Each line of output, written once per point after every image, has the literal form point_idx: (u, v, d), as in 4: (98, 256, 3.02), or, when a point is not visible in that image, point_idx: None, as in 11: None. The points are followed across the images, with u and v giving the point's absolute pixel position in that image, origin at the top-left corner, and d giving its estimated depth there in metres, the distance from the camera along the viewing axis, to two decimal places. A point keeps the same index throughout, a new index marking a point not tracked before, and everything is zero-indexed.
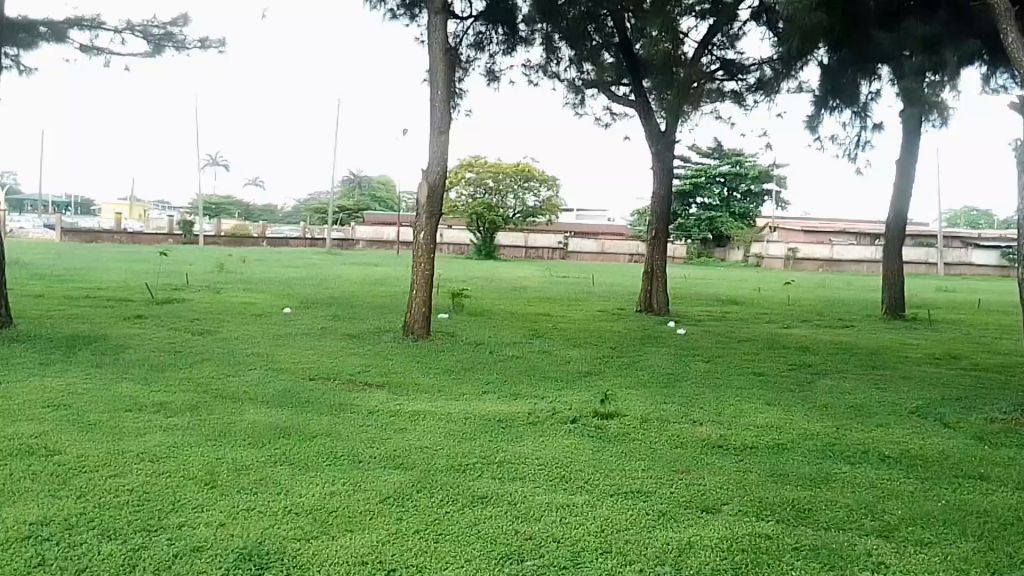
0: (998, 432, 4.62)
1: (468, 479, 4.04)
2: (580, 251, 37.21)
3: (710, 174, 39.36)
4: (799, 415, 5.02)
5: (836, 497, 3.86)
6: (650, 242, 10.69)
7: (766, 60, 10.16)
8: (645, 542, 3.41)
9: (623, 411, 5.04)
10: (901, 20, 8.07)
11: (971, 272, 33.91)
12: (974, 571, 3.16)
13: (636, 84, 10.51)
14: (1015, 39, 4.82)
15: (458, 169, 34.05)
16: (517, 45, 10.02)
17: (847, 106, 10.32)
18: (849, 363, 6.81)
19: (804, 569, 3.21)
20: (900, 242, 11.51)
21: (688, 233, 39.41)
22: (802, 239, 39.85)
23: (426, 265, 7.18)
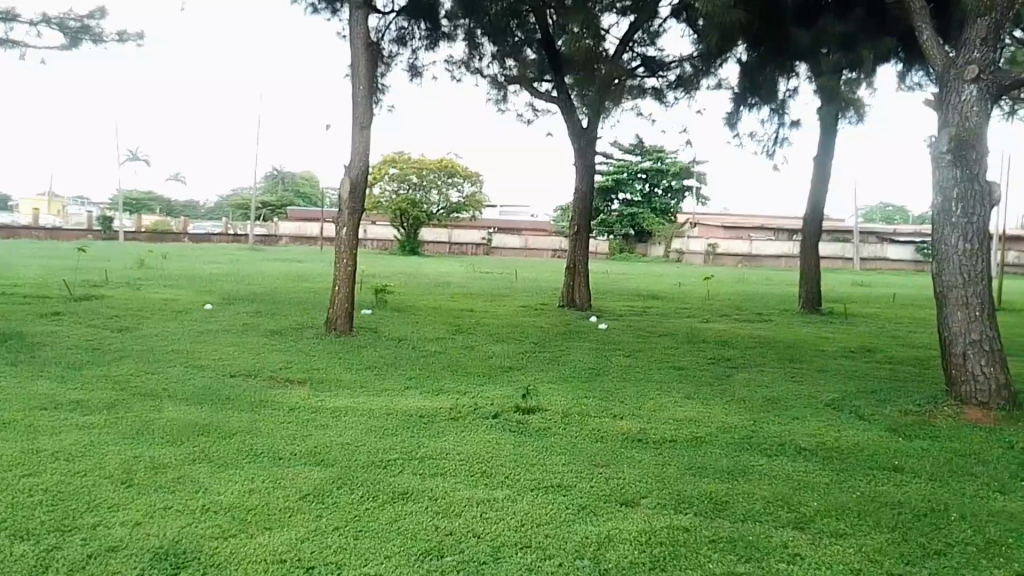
0: (910, 424, 4.71)
1: (389, 475, 4.02)
2: (504, 247, 37.42)
3: (631, 171, 39.57)
4: (718, 408, 5.09)
5: (752, 489, 3.88)
6: (572, 238, 10.74)
7: (685, 57, 10.27)
8: (565, 536, 3.42)
9: (544, 406, 5.06)
10: (818, 18, 8.58)
11: (887, 268, 34.57)
12: (886, 562, 3.19)
13: (558, 80, 10.48)
14: (929, 35, 5.01)
15: (380, 165, 33.30)
16: (440, 40, 10.05)
17: (766, 103, 10.52)
18: (765, 356, 6.93)
19: (720, 561, 3.24)
20: (817, 235, 11.52)
21: (611, 229, 39.58)
22: (722, 235, 40.27)
23: (348, 260, 7.15)
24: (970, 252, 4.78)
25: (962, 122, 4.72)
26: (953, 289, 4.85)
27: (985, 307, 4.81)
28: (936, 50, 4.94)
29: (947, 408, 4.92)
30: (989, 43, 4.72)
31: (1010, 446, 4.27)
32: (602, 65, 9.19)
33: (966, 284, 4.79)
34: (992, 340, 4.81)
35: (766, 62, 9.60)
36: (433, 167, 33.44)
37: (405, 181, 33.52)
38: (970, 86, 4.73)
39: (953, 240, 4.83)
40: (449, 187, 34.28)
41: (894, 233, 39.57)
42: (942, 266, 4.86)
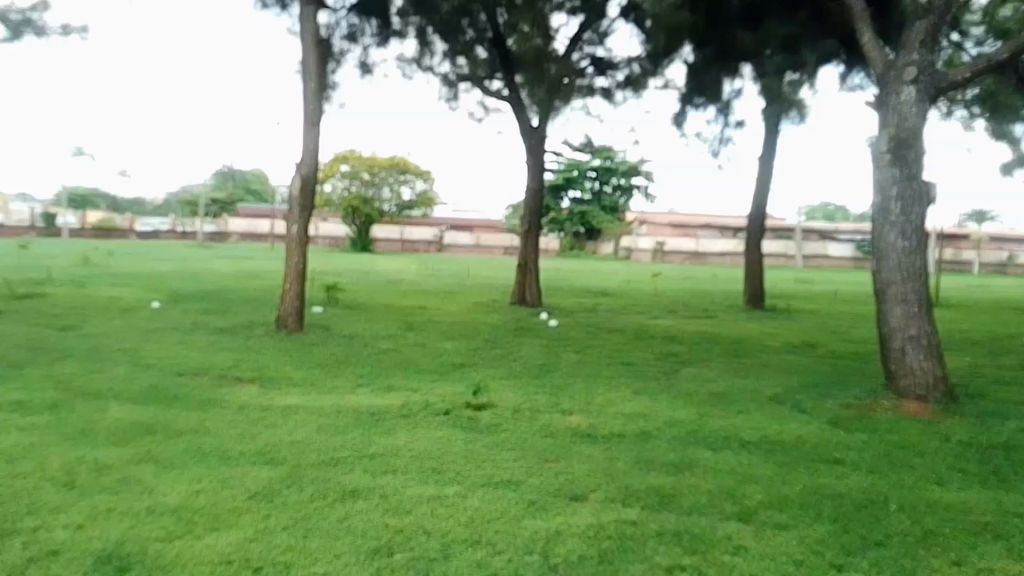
0: (851, 417, 4.83)
1: (339, 474, 4.00)
2: (454, 245, 36.31)
3: (582, 169, 39.53)
4: (666, 403, 5.18)
5: (698, 482, 3.93)
6: (524, 235, 10.74)
7: (633, 58, 10.44)
8: (514, 531, 3.44)
9: (495, 402, 5.09)
10: (763, 19, 8.84)
11: (828, 264, 35.37)
12: (826, 552, 3.26)
13: (509, 79, 10.71)
14: (869, 38, 5.16)
15: (332, 162, 33.79)
16: (390, 37, 9.76)
17: (711, 103, 10.61)
18: (712, 351, 7.06)
19: (666, 553, 3.28)
20: (760, 233, 11.68)
21: (562, 226, 39.38)
22: (669, 233, 40.52)
23: (298, 256, 7.11)
24: (908, 249, 4.94)
25: (900, 122, 4.88)
26: (892, 285, 5.00)
27: (925, 305, 4.97)
28: (876, 52, 5.10)
29: (887, 402, 5.05)
30: (926, 46, 4.90)
31: (945, 438, 4.41)
32: (551, 63, 9.66)
33: (905, 281, 4.96)
34: (930, 335, 4.98)
35: (710, 62, 9.71)
36: (384, 165, 34.64)
37: (356, 177, 34.34)
38: (908, 87, 4.89)
39: (892, 238, 4.97)
40: (401, 184, 35.37)
41: (836, 228, 39.55)
42: (882, 263, 5.01)
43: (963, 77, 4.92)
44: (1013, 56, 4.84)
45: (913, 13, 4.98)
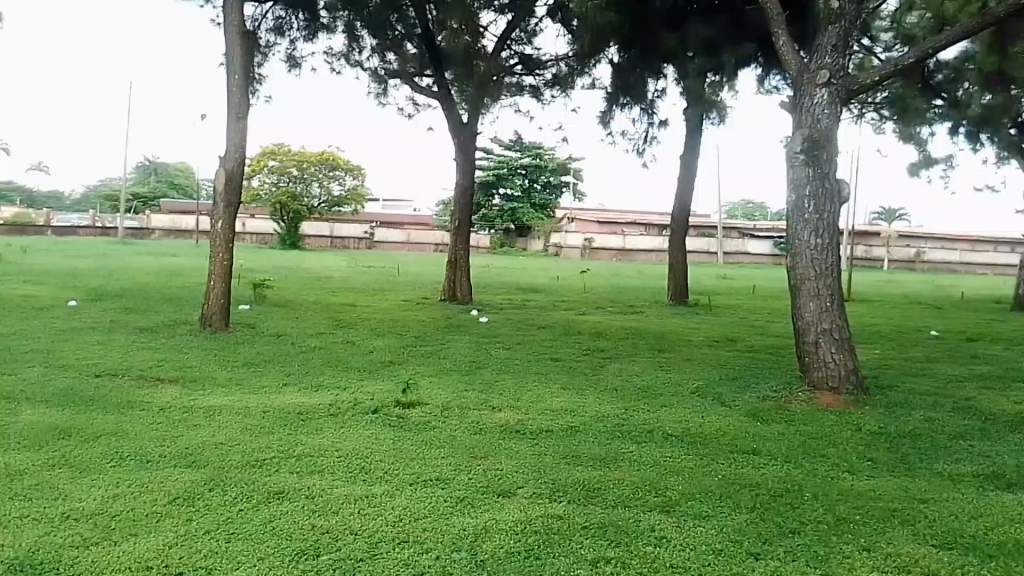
0: (768, 409, 4.99)
1: (264, 475, 3.92)
2: (388, 241, 36.39)
3: (511, 166, 40.60)
4: (593, 397, 5.26)
5: (622, 474, 4.00)
6: (454, 232, 10.82)
7: (561, 57, 10.57)
8: (442, 529, 3.43)
9: (424, 400, 5.07)
10: (684, 23, 9.13)
11: (747, 260, 36.34)
12: (744, 541, 3.35)
13: (439, 76, 10.46)
14: (785, 41, 5.34)
15: (260, 157, 32.75)
16: (320, 31, 10.04)
17: (636, 103, 10.74)
18: (638, 347, 7.19)
19: (591, 546, 3.32)
20: (682, 232, 12.01)
21: (493, 224, 39.69)
22: (597, 229, 40.13)
23: (223, 253, 6.99)
24: (820, 246, 5.10)
25: (813, 124, 5.08)
26: (807, 280, 5.15)
27: (838, 301, 5.14)
28: (790, 55, 5.28)
29: (802, 393, 5.21)
30: (838, 50, 5.07)
31: (857, 429, 4.58)
32: (480, 61, 9.67)
33: (818, 277, 5.11)
34: (841, 329, 5.16)
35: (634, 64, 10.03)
36: (313, 160, 33.41)
37: (285, 173, 33.00)
38: (821, 90, 5.07)
39: (805, 236, 5.12)
40: (330, 180, 34.41)
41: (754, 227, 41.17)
42: (798, 260, 5.16)
43: (872, 81, 5.04)
44: (918, 61, 4.91)
45: (825, 18, 5.15)
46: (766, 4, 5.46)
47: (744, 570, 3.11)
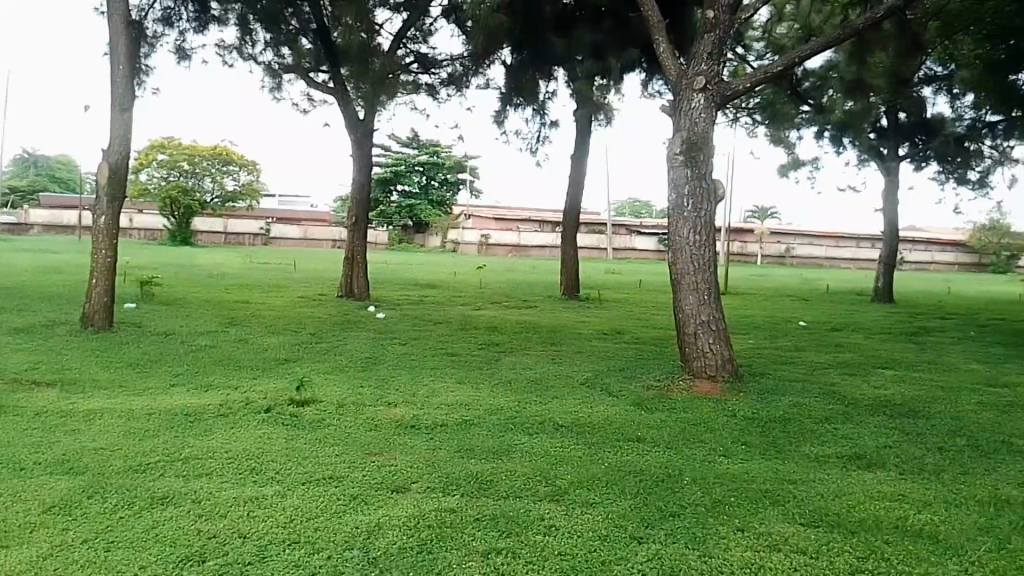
0: (653, 397, 5.21)
1: (149, 480, 3.78)
2: (281, 237, 35.75)
3: (409, 163, 40.73)
4: (486, 391, 5.37)
5: (514, 466, 4.07)
6: (351, 228, 10.89)
7: (455, 56, 10.65)
8: (334, 527, 3.39)
9: (319, 398, 5.04)
10: (573, 28, 9.58)
11: (633, 255, 38.41)
12: (628, 526, 3.47)
13: (336, 72, 10.55)
14: (665, 47, 5.60)
15: (146, 150, 31.79)
16: (210, 24, 9.68)
17: (528, 104, 10.99)
18: (531, 340, 7.38)
19: (483, 538, 3.36)
20: (576, 226, 12.37)
21: (389, 220, 40.11)
22: (495, 224, 38.94)
23: (107, 250, 6.83)
24: (698, 243, 5.37)
25: (693, 127, 5.33)
26: (686, 275, 5.41)
27: (714, 293, 5.40)
28: (670, 62, 5.55)
29: (683, 382, 5.46)
30: (714, 58, 5.37)
31: (732, 415, 4.84)
32: (376, 59, 9.70)
33: (698, 271, 5.38)
34: (718, 321, 5.44)
35: (525, 64, 10.25)
36: (206, 154, 32.51)
37: (175, 167, 32.00)
38: (698, 95, 5.34)
39: (685, 232, 5.38)
40: (223, 175, 33.40)
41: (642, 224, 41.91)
42: (679, 255, 5.41)
43: (744, 87, 5.34)
44: (786, 69, 5.24)
45: (702, 27, 5.42)
46: (648, 11, 5.69)
47: (628, 553, 3.24)
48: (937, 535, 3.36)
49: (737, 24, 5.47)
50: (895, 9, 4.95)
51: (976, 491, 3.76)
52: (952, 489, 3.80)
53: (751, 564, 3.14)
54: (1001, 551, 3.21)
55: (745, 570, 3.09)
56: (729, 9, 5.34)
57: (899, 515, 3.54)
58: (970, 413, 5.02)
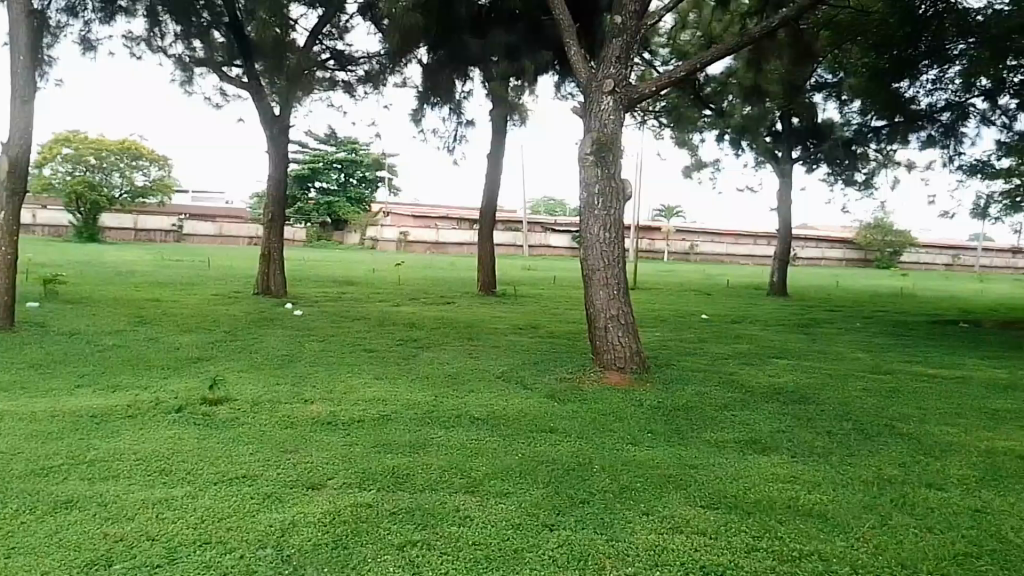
0: (565, 389, 5.39)
1: (51, 485, 3.65)
2: (197, 234, 34.94)
3: (327, 160, 40.85)
4: (403, 385, 5.46)
5: (430, 460, 4.13)
6: (266, 226, 10.78)
7: (372, 54, 10.71)
8: (247, 526, 3.35)
9: (233, 396, 5.00)
10: (488, 30, 9.79)
11: (549, 252, 38.92)
12: (540, 514, 3.58)
13: (249, 66, 10.33)
14: (576, 50, 5.77)
15: (51, 143, 30.82)
16: (117, 14, 9.41)
17: (444, 103, 10.99)
18: (448, 335, 7.52)
19: (398, 531, 3.39)
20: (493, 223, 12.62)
21: (308, 216, 39.53)
22: (412, 224, 40.09)
23: (6, 246, 6.62)
24: (608, 239, 5.55)
25: (602, 128, 5.51)
26: (597, 271, 5.58)
27: (623, 288, 5.60)
28: (580, 65, 5.73)
29: (594, 374, 5.68)
30: (621, 63, 5.56)
31: (640, 404, 5.06)
32: (291, 53, 9.71)
33: (607, 267, 5.56)
34: (628, 315, 5.64)
35: (442, 64, 10.25)
36: (109, 146, 31.63)
37: (81, 161, 31.00)
38: (606, 97, 5.52)
39: (596, 230, 5.55)
40: (132, 168, 32.84)
41: (555, 221, 42.60)
42: (590, 251, 5.58)
43: (650, 91, 5.54)
44: (688, 74, 5.48)
45: (610, 32, 5.61)
46: (560, 15, 5.85)
47: (537, 541, 3.33)
48: (826, 513, 3.59)
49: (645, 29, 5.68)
50: (788, 19, 5.23)
51: (862, 472, 4.04)
52: (839, 470, 4.07)
53: (655, 547, 3.29)
54: (882, 527, 3.47)
55: (649, 552, 3.24)
56: (636, 15, 5.55)
57: (791, 496, 3.76)
58: (855, 399, 5.40)
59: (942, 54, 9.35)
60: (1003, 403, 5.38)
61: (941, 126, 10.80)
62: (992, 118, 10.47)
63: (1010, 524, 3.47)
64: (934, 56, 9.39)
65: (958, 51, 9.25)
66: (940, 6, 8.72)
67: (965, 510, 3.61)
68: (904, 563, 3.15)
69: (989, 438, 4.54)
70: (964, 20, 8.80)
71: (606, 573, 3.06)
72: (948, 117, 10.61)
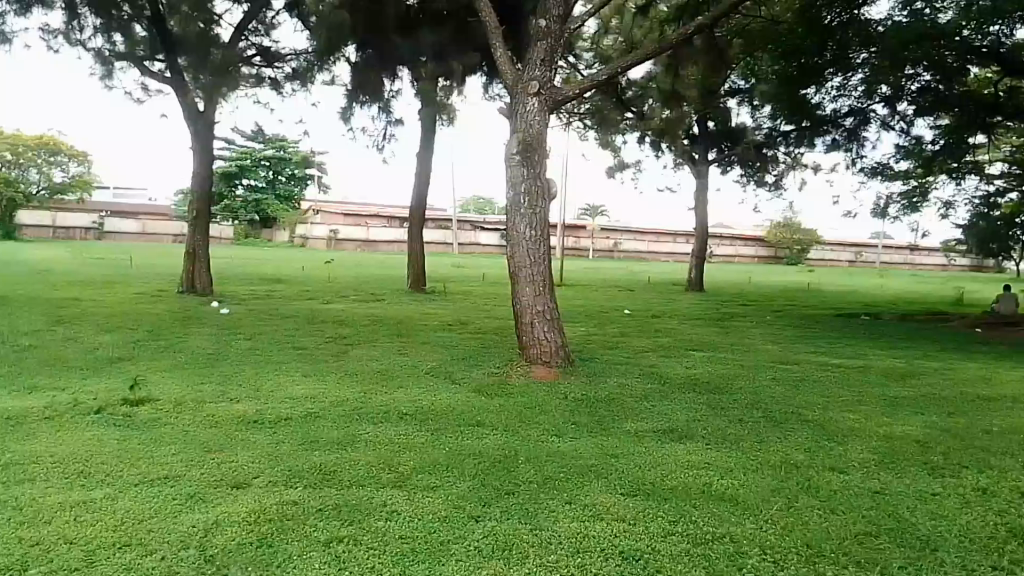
0: (493, 384, 5.51)
1: None
2: (120, 232, 33.68)
3: (255, 158, 40.05)
4: (331, 382, 5.49)
5: (358, 457, 4.16)
6: (192, 222, 10.73)
7: (299, 51, 10.58)
8: (169, 527, 3.30)
9: (155, 396, 4.93)
10: (416, 29, 9.81)
11: (480, 251, 39.58)
12: (466, 506, 3.65)
13: (171, 61, 10.10)
14: (502, 54, 5.85)
15: None
16: (33, 6, 9.11)
17: (374, 102, 10.86)
18: (378, 333, 7.55)
19: (325, 528, 3.38)
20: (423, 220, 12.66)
21: (235, 214, 39.09)
22: (343, 222, 40.06)
23: None
24: (533, 237, 5.67)
25: (526, 129, 5.62)
26: (523, 267, 5.70)
27: (548, 284, 5.75)
28: (507, 68, 5.85)
29: (521, 368, 5.83)
30: (546, 65, 5.69)
31: (565, 397, 5.22)
32: (216, 48, 9.77)
33: (533, 264, 5.69)
34: (553, 311, 5.81)
35: (370, 63, 10.25)
36: (29, 142, 33.03)
37: None
38: (532, 99, 5.64)
39: (522, 228, 5.68)
40: (52, 165, 34.26)
41: (484, 220, 42.87)
42: (517, 250, 5.70)
43: (574, 92, 5.68)
44: (610, 77, 5.64)
45: (535, 35, 5.74)
46: (485, 16, 5.95)
47: (465, 533, 3.38)
48: (737, 497, 3.78)
49: (567, 33, 5.85)
50: (703, 27, 5.47)
51: (771, 457, 4.27)
52: (750, 456, 4.28)
53: (578, 534, 3.38)
54: (788, 509, 3.67)
55: (572, 540, 3.33)
56: (560, 20, 5.72)
57: (704, 482, 3.95)
58: (765, 389, 5.69)
59: (846, 61, 9.89)
60: (898, 390, 5.77)
61: (845, 132, 11.34)
62: (892, 124, 11.03)
63: (906, 504, 3.72)
64: (838, 63, 9.93)
65: (861, 60, 9.86)
66: (843, 18, 9.36)
67: (865, 492, 3.86)
68: (810, 543, 3.34)
69: (887, 424, 4.86)
70: (866, 31, 9.36)
71: (530, 560, 3.14)
72: (850, 122, 11.15)
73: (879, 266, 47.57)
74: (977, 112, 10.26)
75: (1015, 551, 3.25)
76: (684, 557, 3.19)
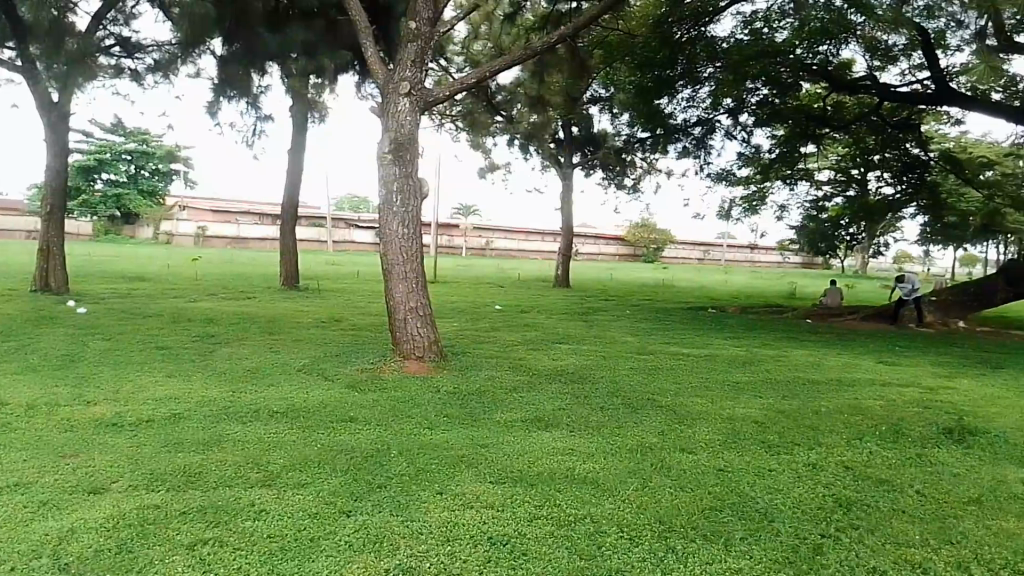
0: (366, 379, 5.58)
1: None
2: None
3: (115, 151, 37.45)
4: (200, 381, 5.38)
5: (225, 457, 4.13)
6: (45, 217, 10.17)
7: (161, 43, 10.24)
8: (19, 537, 3.15)
9: (2, 400, 4.66)
10: (285, 24, 9.45)
11: (353, 248, 39.10)
12: (336, 501, 3.69)
13: (23, 48, 9.51)
14: (372, 52, 5.87)
15: None
16: None
17: (241, 96, 10.64)
18: (248, 330, 7.42)
19: (189, 531, 3.33)
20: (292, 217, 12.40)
21: (94, 210, 36.50)
22: (212, 218, 39.19)
23: None
24: (407, 235, 5.76)
25: (399, 128, 5.70)
26: (398, 265, 5.79)
27: (420, 281, 5.89)
28: (378, 67, 5.91)
29: (393, 364, 5.93)
30: (416, 66, 5.79)
31: (438, 390, 5.37)
32: (71, 37, 9.03)
33: (408, 261, 5.80)
34: (425, 307, 5.96)
35: (237, 58, 9.85)
36: None
37: None
38: (404, 99, 5.74)
39: (395, 226, 5.77)
40: None
41: (359, 219, 42.61)
42: (391, 246, 5.77)
43: (445, 94, 5.84)
44: (479, 81, 5.81)
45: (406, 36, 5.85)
46: (355, 15, 5.98)
47: (334, 527, 3.42)
48: (598, 480, 4.05)
49: (438, 37, 6.03)
50: (565, 37, 5.78)
51: (628, 441, 4.58)
52: (610, 441, 4.58)
53: (447, 523, 3.51)
54: (643, 488, 3.97)
55: (441, 529, 3.44)
56: (429, 22, 5.85)
57: (568, 466, 4.20)
58: (623, 377, 6.09)
59: (694, 74, 10.56)
60: (741, 375, 6.35)
61: (693, 139, 12.01)
62: (733, 134, 11.80)
63: (746, 480, 4.11)
64: (688, 77, 10.62)
65: (708, 74, 10.54)
66: (692, 33, 9.95)
67: (711, 470, 4.22)
68: (660, 519, 3.62)
69: (731, 407, 5.33)
70: (712, 48, 10.05)
71: (398, 552, 3.21)
72: (698, 130, 11.87)
73: (723, 262, 51.25)
74: (806, 123, 11.75)
75: (839, 519, 3.66)
76: (547, 539, 3.38)
